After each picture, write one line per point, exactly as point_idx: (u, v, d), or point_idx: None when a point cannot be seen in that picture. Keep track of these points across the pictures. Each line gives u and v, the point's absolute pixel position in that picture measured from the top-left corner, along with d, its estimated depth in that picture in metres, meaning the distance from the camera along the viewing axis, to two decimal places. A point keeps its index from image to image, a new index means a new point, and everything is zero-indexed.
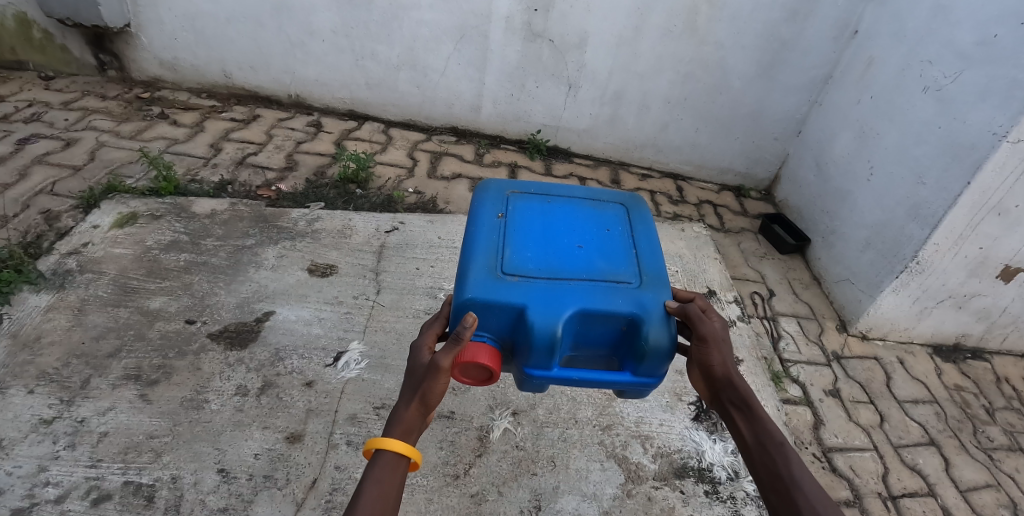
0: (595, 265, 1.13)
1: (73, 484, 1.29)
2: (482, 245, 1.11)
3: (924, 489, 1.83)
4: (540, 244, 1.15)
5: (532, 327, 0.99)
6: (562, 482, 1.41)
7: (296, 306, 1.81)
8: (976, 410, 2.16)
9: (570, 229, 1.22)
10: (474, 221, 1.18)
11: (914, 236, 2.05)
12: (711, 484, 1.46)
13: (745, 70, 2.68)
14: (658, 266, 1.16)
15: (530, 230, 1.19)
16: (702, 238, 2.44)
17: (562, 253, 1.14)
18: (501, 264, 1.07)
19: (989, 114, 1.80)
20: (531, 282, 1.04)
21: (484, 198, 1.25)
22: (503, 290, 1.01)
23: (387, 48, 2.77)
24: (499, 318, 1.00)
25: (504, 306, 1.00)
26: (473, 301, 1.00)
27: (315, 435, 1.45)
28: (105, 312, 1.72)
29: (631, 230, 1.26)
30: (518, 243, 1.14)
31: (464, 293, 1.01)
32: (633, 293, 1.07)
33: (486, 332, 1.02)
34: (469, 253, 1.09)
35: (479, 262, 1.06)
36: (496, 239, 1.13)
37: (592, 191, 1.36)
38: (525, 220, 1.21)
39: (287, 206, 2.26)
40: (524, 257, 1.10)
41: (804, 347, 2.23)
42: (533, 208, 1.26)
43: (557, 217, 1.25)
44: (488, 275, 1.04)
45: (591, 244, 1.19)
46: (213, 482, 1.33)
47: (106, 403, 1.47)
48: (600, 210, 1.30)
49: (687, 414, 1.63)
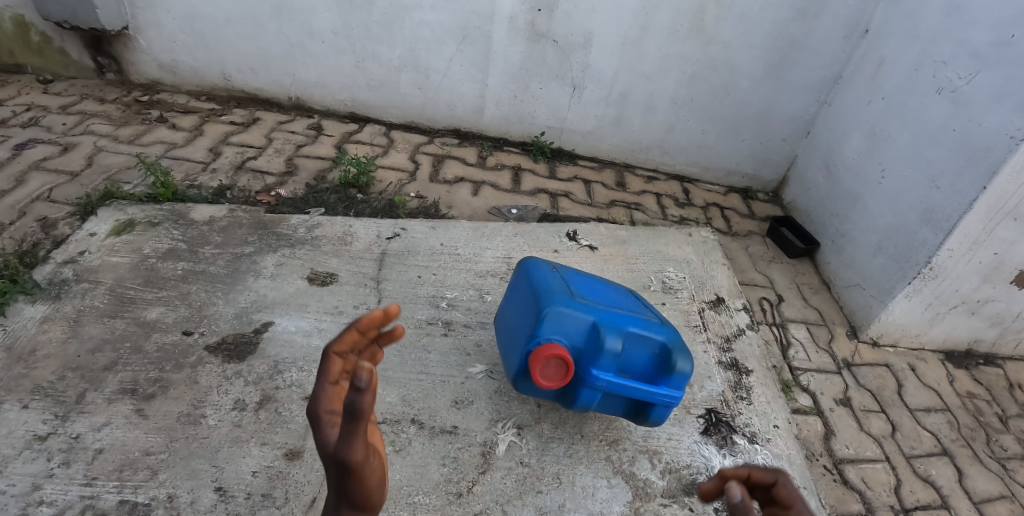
0: (628, 306, 1.36)
1: (67, 503, 1.27)
2: (552, 283, 1.32)
3: (938, 502, 1.79)
4: (588, 288, 1.37)
5: (600, 341, 1.22)
6: (569, 500, 1.37)
7: (295, 316, 1.77)
8: (989, 418, 2.11)
9: (607, 287, 1.45)
10: (536, 272, 1.39)
11: (927, 242, 2.00)
12: (721, 501, 1.42)
13: (753, 71, 2.63)
14: (667, 316, 1.40)
15: (577, 280, 1.39)
16: (710, 243, 2.31)
17: (604, 294, 1.38)
18: (570, 294, 1.30)
19: (1006, 117, 1.74)
20: (593, 309, 1.27)
21: (537, 260, 1.44)
22: (575, 309, 1.24)
23: (388, 49, 2.72)
24: (575, 331, 1.23)
25: (574, 323, 1.23)
26: (558, 311, 1.23)
27: (314, 452, 1.42)
28: (102, 323, 1.69)
29: (642, 296, 1.49)
30: (574, 286, 1.35)
31: (549, 307, 1.23)
32: (659, 326, 1.31)
33: (563, 338, 1.23)
34: (540, 286, 1.31)
35: (551, 291, 1.29)
36: (557, 281, 1.35)
37: (607, 278, 1.58)
38: (570, 274, 1.42)
39: (286, 212, 2.22)
40: (582, 294, 1.33)
41: (814, 355, 2.19)
42: (574, 269, 1.46)
43: (592, 277, 1.46)
44: (563, 298, 1.27)
45: (620, 295, 1.41)
46: (209, 501, 1.30)
47: (102, 418, 1.44)
48: (616, 280, 1.52)
49: (696, 428, 1.58)
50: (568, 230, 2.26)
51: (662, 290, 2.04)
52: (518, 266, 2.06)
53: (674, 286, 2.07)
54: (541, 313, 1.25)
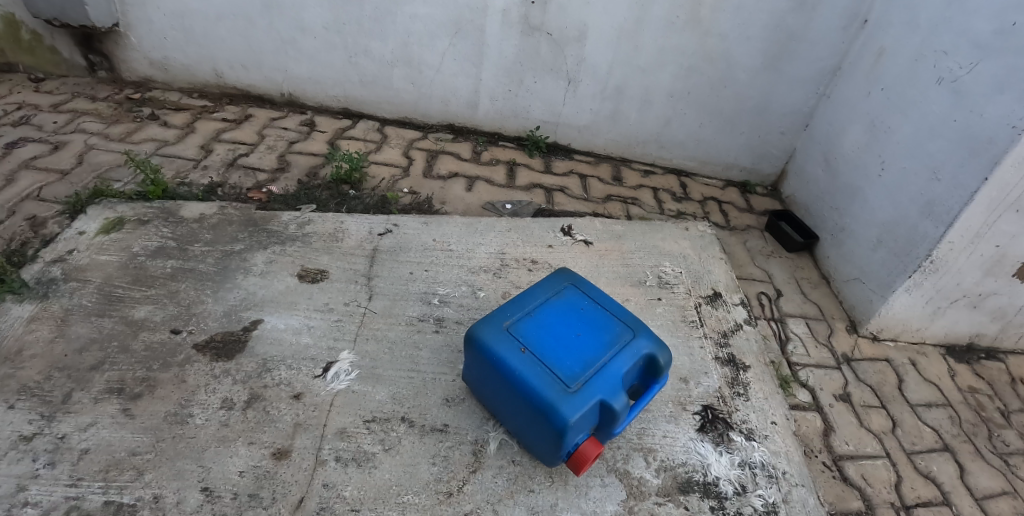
0: (604, 339, 1.33)
1: (51, 505, 1.25)
2: (539, 382, 1.20)
3: (939, 498, 1.76)
4: (564, 347, 1.28)
5: (613, 409, 1.22)
6: (561, 499, 1.35)
7: (285, 314, 1.74)
8: (991, 413, 2.08)
9: (565, 320, 1.36)
10: (506, 367, 1.24)
11: (928, 235, 1.97)
12: (717, 499, 1.40)
13: (751, 63, 2.59)
14: (626, 311, 1.42)
15: (546, 341, 1.29)
16: (707, 237, 2.28)
17: (576, 343, 1.30)
18: (563, 381, 1.21)
19: (1008, 106, 1.71)
20: (589, 380, 1.22)
21: (496, 345, 1.27)
22: (584, 401, 1.18)
23: (380, 44, 2.69)
24: (591, 418, 1.20)
25: (590, 411, 1.19)
26: (574, 422, 1.17)
27: (302, 451, 1.39)
28: (89, 322, 1.67)
29: (594, 299, 1.45)
30: (553, 358, 1.25)
31: (562, 420, 1.16)
32: (638, 342, 1.34)
33: (583, 433, 1.24)
34: (535, 391, 1.20)
35: (548, 393, 1.19)
36: (540, 368, 1.22)
37: (540, 284, 1.46)
38: (534, 336, 1.30)
39: (277, 209, 2.19)
40: (567, 365, 1.24)
41: (813, 350, 2.16)
42: (528, 323, 1.33)
43: (549, 319, 1.35)
44: (565, 396, 1.18)
45: (584, 327, 1.35)
46: (196, 501, 1.27)
47: (87, 419, 1.42)
48: (563, 297, 1.43)
49: (692, 425, 1.55)
50: (562, 225, 2.23)
51: (657, 285, 2.01)
52: (512, 261, 2.04)
53: (669, 281, 2.04)
54: (555, 425, 1.18)
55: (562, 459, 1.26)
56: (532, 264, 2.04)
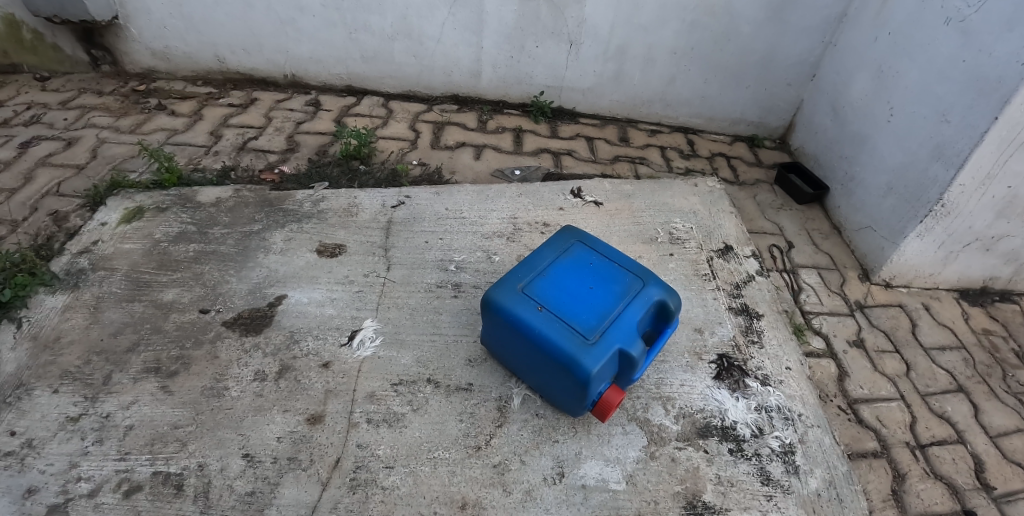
0: (615, 290, 1.36)
1: (103, 478, 1.32)
2: (559, 338, 1.24)
3: (954, 436, 1.80)
4: (579, 301, 1.32)
5: (631, 356, 1.27)
6: (585, 447, 1.41)
7: (308, 288, 1.80)
8: (1006, 354, 2.10)
9: (576, 275, 1.40)
10: (526, 326, 1.28)
11: (938, 179, 1.96)
12: (735, 442, 1.44)
13: (754, 15, 2.55)
14: (633, 262, 1.46)
15: (561, 298, 1.32)
16: (716, 192, 2.28)
17: (589, 297, 1.33)
18: (582, 334, 1.24)
19: (1017, 44, 1.68)
20: (606, 330, 1.26)
21: (514, 307, 1.30)
22: (604, 351, 1.22)
23: (379, 18, 2.68)
24: (612, 366, 1.25)
25: (610, 360, 1.23)
26: (596, 372, 1.21)
27: (335, 415, 1.46)
28: (120, 307, 1.73)
29: (601, 253, 1.48)
30: (570, 313, 1.28)
31: (586, 370, 1.21)
32: (647, 289, 1.38)
33: (605, 382, 1.29)
34: (557, 346, 1.24)
35: (569, 347, 1.23)
36: (559, 324, 1.26)
37: (548, 245, 1.48)
38: (549, 294, 1.32)
39: (291, 189, 2.23)
40: (583, 318, 1.28)
41: (826, 298, 2.18)
42: (541, 282, 1.36)
43: (561, 276, 1.38)
44: (585, 348, 1.22)
45: (596, 281, 1.38)
46: (238, 467, 1.35)
47: (129, 397, 1.49)
48: (571, 254, 1.46)
49: (708, 373, 1.60)
50: (572, 187, 2.25)
51: (669, 241, 2.03)
52: (525, 225, 2.06)
53: (681, 236, 2.06)
54: (579, 377, 1.23)
55: (587, 408, 1.32)
56: (544, 227, 2.06)
